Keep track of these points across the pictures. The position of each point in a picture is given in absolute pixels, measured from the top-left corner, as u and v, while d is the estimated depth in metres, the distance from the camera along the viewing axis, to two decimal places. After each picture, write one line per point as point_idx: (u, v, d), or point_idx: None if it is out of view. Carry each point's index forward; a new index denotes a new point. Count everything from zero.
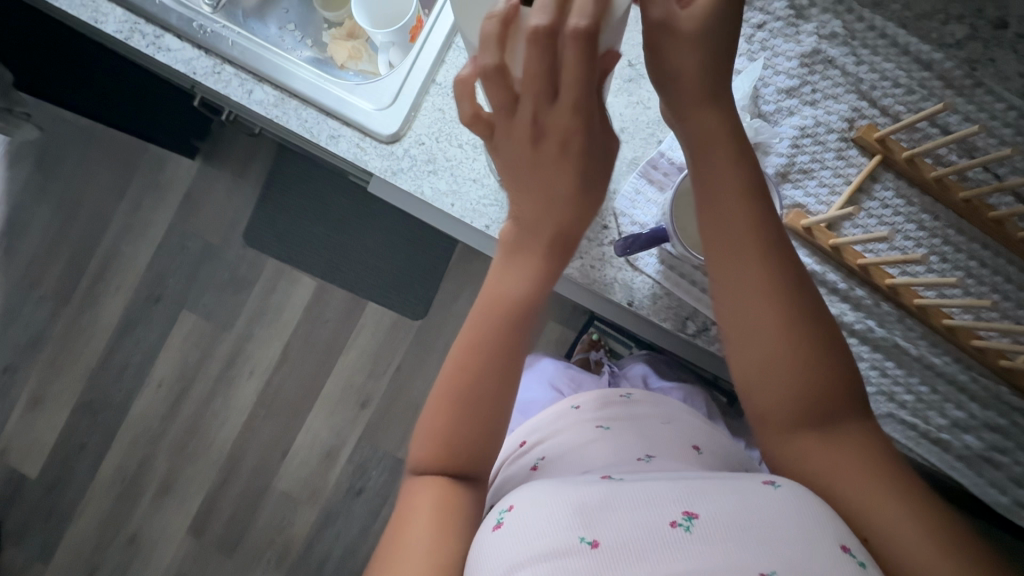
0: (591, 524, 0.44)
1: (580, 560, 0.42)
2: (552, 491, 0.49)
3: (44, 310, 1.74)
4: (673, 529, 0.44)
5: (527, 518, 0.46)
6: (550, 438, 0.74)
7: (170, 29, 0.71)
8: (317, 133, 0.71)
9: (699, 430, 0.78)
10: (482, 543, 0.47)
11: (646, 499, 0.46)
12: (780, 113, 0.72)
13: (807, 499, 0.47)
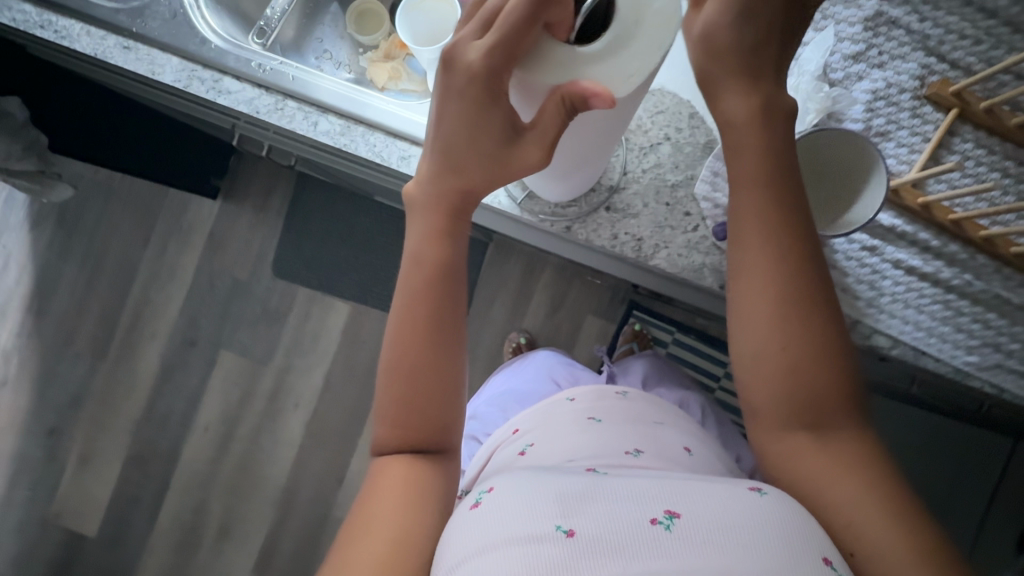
0: (570, 514, 0.42)
1: (550, 547, 0.40)
2: (529, 479, 0.47)
3: (83, 368, 1.74)
4: (652, 526, 0.41)
5: (501, 499, 0.45)
6: (542, 428, 0.73)
7: (229, 72, 0.64)
8: (388, 156, 0.63)
9: (693, 436, 0.75)
10: (457, 522, 0.46)
11: (631, 494, 0.44)
12: (849, 79, 0.59)
13: (794, 509, 0.43)
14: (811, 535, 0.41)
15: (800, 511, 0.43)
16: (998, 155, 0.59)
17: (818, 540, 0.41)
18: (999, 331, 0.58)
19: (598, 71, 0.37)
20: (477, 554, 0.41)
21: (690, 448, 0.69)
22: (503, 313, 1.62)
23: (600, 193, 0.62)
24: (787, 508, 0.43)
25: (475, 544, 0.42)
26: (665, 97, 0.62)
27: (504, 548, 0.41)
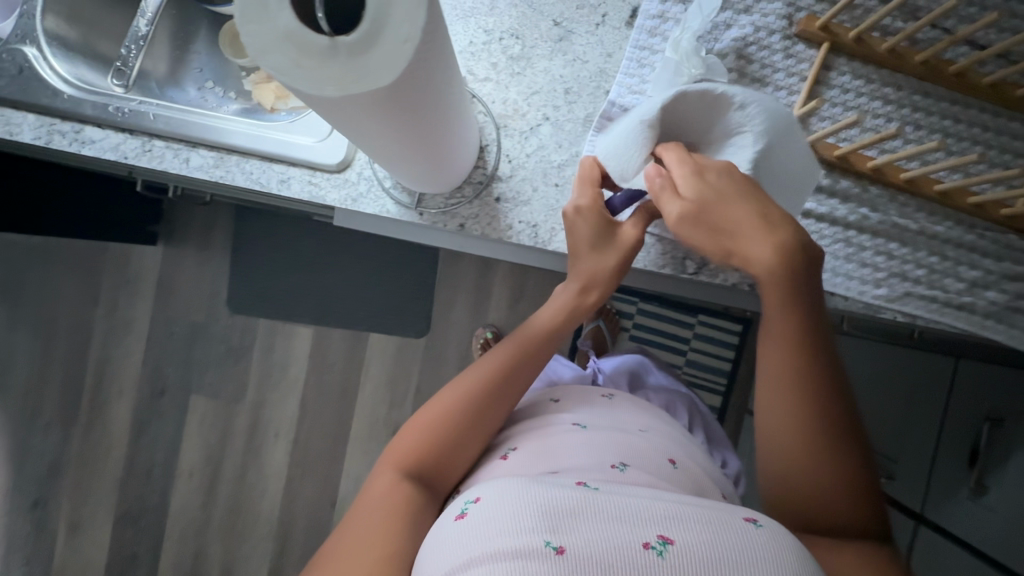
0: (556, 529, 0.40)
1: (538, 563, 0.38)
2: (523, 485, 0.44)
3: (54, 436, 1.70)
4: (645, 550, 0.40)
5: (486, 522, 0.42)
6: (524, 427, 0.64)
7: (89, 121, 0.62)
8: (267, 181, 0.61)
9: (677, 444, 0.66)
10: (443, 531, 0.44)
11: (624, 514, 0.42)
12: (717, 29, 0.57)
13: (785, 541, 0.42)
14: (799, 571, 0.39)
15: (795, 547, 0.42)
16: (877, 83, 0.57)
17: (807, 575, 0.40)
18: (903, 259, 0.58)
19: (389, 40, 0.28)
20: (464, 566, 0.40)
21: (674, 461, 0.60)
22: (465, 311, 1.60)
23: (486, 182, 0.60)
24: (779, 539, 0.42)
25: (457, 560, 0.41)
26: (539, 76, 0.60)
27: (487, 565, 0.39)
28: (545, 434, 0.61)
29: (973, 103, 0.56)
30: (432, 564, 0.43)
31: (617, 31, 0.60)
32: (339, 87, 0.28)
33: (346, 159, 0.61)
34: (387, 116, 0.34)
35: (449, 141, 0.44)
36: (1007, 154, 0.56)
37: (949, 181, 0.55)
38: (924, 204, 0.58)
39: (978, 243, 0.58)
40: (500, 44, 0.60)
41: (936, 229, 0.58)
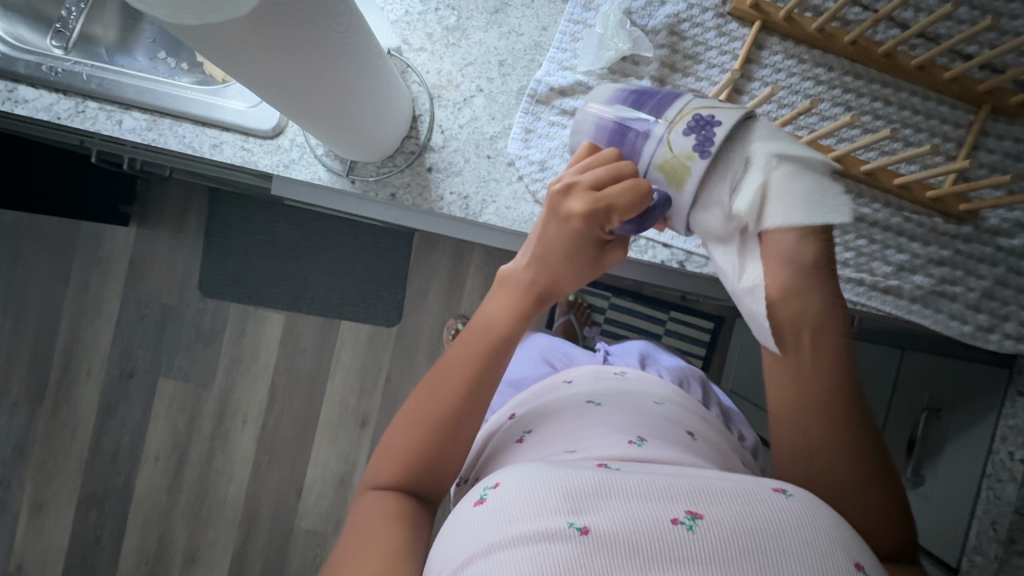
0: (580, 510, 0.36)
1: (562, 545, 0.34)
2: (544, 467, 0.41)
3: (21, 416, 1.69)
4: (673, 526, 0.36)
5: (506, 507, 0.38)
6: (542, 411, 0.61)
7: (23, 80, 0.61)
8: (200, 145, 0.61)
9: (695, 417, 0.63)
10: (461, 519, 0.40)
11: (649, 491, 0.38)
12: (651, 5, 0.57)
13: (822, 514, 0.39)
14: (839, 540, 0.37)
15: (829, 518, 0.39)
16: (808, 64, 0.57)
17: (848, 543, 0.37)
18: (832, 241, 0.57)
19: None
20: (484, 552, 0.36)
21: (692, 433, 0.58)
22: (438, 302, 1.59)
23: (418, 153, 0.59)
24: (816, 513, 0.38)
25: (473, 546, 0.37)
26: (473, 48, 0.60)
27: (506, 551, 0.35)
28: (561, 418, 0.58)
29: (902, 85, 0.56)
30: (447, 553, 0.39)
31: (552, 5, 0.60)
32: (197, 16, 0.29)
33: (279, 125, 0.60)
34: (276, 61, 0.35)
35: (360, 98, 0.46)
36: (934, 137, 0.56)
37: (876, 162, 0.55)
38: (853, 185, 0.58)
39: (906, 225, 0.57)
40: (436, 14, 0.60)
41: (863, 211, 0.57)
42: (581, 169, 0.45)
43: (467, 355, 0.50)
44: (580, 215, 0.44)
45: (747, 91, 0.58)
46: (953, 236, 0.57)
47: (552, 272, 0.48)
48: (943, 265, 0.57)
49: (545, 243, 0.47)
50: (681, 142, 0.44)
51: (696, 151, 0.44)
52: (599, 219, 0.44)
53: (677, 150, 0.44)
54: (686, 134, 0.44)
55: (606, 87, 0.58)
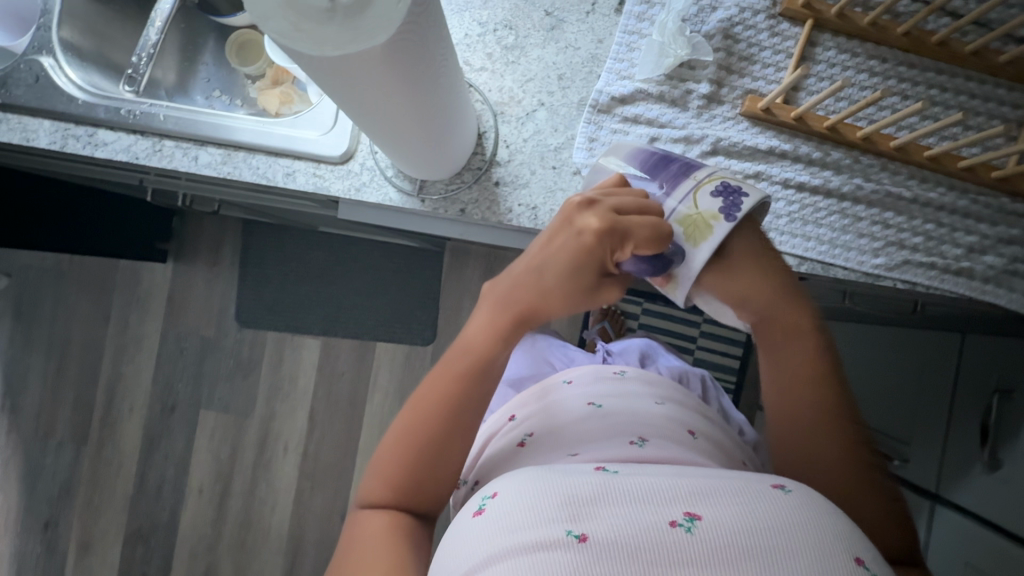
0: (578, 516, 0.35)
1: (560, 555, 0.33)
2: (538, 475, 0.39)
3: (66, 456, 1.70)
4: (672, 529, 0.35)
5: (500, 518, 0.37)
6: (540, 413, 0.61)
7: (102, 123, 0.64)
8: (273, 175, 0.63)
9: (694, 413, 0.62)
10: (460, 530, 0.40)
11: (649, 492, 0.37)
12: (703, 11, 0.59)
13: (821, 506, 0.37)
14: (844, 535, 0.35)
15: (830, 511, 0.37)
16: (862, 57, 0.59)
17: (854, 538, 0.35)
18: (900, 227, 0.58)
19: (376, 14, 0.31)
20: (481, 567, 0.35)
21: (694, 431, 0.58)
22: (472, 317, 1.60)
23: (485, 169, 0.61)
24: (819, 508, 0.37)
25: (472, 559, 0.36)
26: (533, 64, 0.62)
27: (504, 564, 0.34)
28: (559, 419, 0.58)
29: (958, 71, 0.58)
30: (450, 566, 0.38)
31: (607, 18, 0.62)
32: (337, 47, 0.31)
33: (348, 151, 0.62)
34: (383, 84, 0.36)
35: (442, 118, 0.47)
36: (994, 120, 0.58)
37: (941, 147, 0.56)
38: (915, 171, 0.59)
39: (972, 207, 0.58)
40: (494, 35, 0.62)
41: (929, 196, 0.58)
42: (607, 192, 0.47)
43: (438, 381, 0.50)
44: (594, 231, 0.45)
45: (804, 87, 0.59)
46: (1020, 214, 0.58)
47: (543, 286, 0.47)
48: (1014, 243, 0.58)
49: (548, 256, 0.47)
50: (706, 203, 0.45)
51: (723, 214, 0.45)
52: (612, 238, 0.45)
53: (702, 209, 0.46)
54: (715, 197, 0.45)
55: (666, 93, 0.59)
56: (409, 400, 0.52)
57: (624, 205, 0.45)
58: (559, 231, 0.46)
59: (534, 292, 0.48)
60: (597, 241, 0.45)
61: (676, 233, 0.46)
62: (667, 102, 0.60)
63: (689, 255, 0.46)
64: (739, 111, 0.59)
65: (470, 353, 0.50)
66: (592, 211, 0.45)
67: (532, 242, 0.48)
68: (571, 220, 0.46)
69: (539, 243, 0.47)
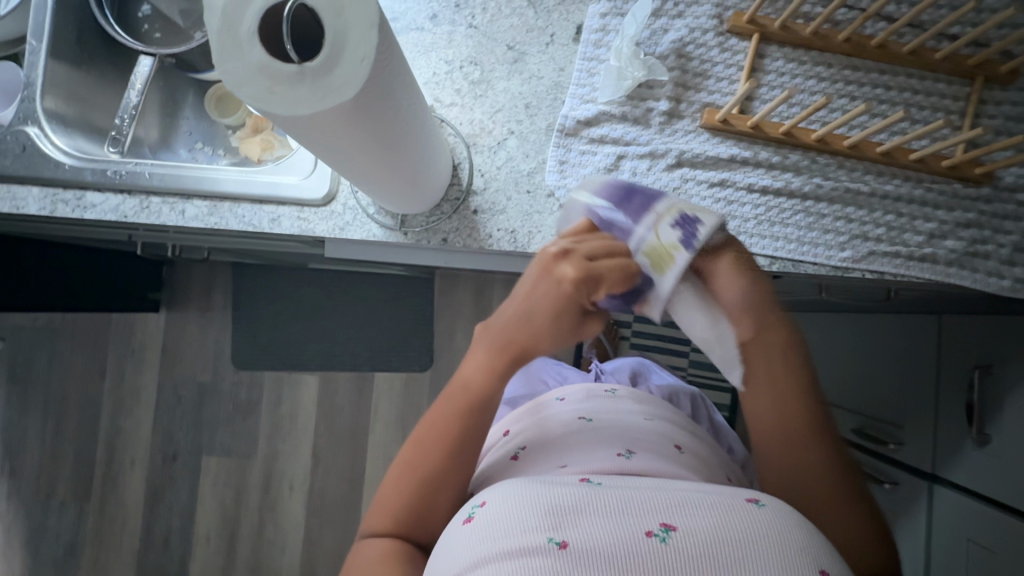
0: (560, 524, 0.39)
1: (543, 560, 0.37)
2: (526, 485, 0.43)
3: (69, 516, 1.68)
4: (648, 539, 0.38)
5: (488, 525, 0.40)
6: (533, 428, 0.63)
7: (90, 186, 0.66)
8: (259, 222, 0.65)
9: (683, 430, 0.65)
10: (450, 538, 0.43)
11: (627, 506, 0.41)
12: (655, 34, 0.63)
13: (790, 520, 0.41)
14: (806, 545, 0.39)
15: (798, 525, 0.41)
16: (808, 64, 0.62)
17: (818, 551, 0.39)
18: (862, 220, 0.60)
19: (341, 73, 0.33)
20: (469, 567, 0.39)
21: (680, 446, 0.60)
22: (467, 340, 1.61)
23: (463, 198, 0.64)
24: (784, 520, 0.41)
25: (461, 563, 0.39)
26: (500, 96, 0.65)
27: (491, 567, 0.37)
28: (551, 433, 0.60)
29: (899, 70, 0.61)
30: (440, 569, 0.41)
31: (566, 47, 0.65)
32: (309, 106, 0.33)
33: (330, 193, 0.65)
34: (355, 134, 0.39)
35: (418, 159, 0.50)
36: (938, 112, 0.61)
37: (891, 142, 0.59)
38: (870, 166, 0.62)
39: (928, 196, 0.61)
40: (461, 71, 0.65)
41: (886, 188, 0.61)
42: (578, 240, 0.50)
43: (442, 417, 0.54)
44: (572, 280, 0.48)
45: (757, 97, 0.62)
46: (974, 198, 0.61)
47: (530, 328, 0.50)
48: (971, 225, 0.60)
49: (533, 302, 0.50)
50: (668, 234, 0.48)
51: (681, 244, 0.48)
52: (587, 287, 0.49)
53: (664, 240, 0.48)
54: (674, 228, 0.48)
55: (628, 112, 0.63)
56: (415, 432, 0.56)
57: (598, 253, 0.49)
58: (541, 279, 0.49)
59: (526, 333, 0.51)
60: (577, 290, 0.48)
61: (643, 264, 0.48)
62: (630, 121, 0.63)
63: (659, 282, 0.48)
64: (698, 123, 0.62)
65: (471, 387, 0.54)
66: (571, 260, 0.49)
67: (517, 287, 0.51)
68: (550, 268, 0.49)
69: (522, 289, 0.51)
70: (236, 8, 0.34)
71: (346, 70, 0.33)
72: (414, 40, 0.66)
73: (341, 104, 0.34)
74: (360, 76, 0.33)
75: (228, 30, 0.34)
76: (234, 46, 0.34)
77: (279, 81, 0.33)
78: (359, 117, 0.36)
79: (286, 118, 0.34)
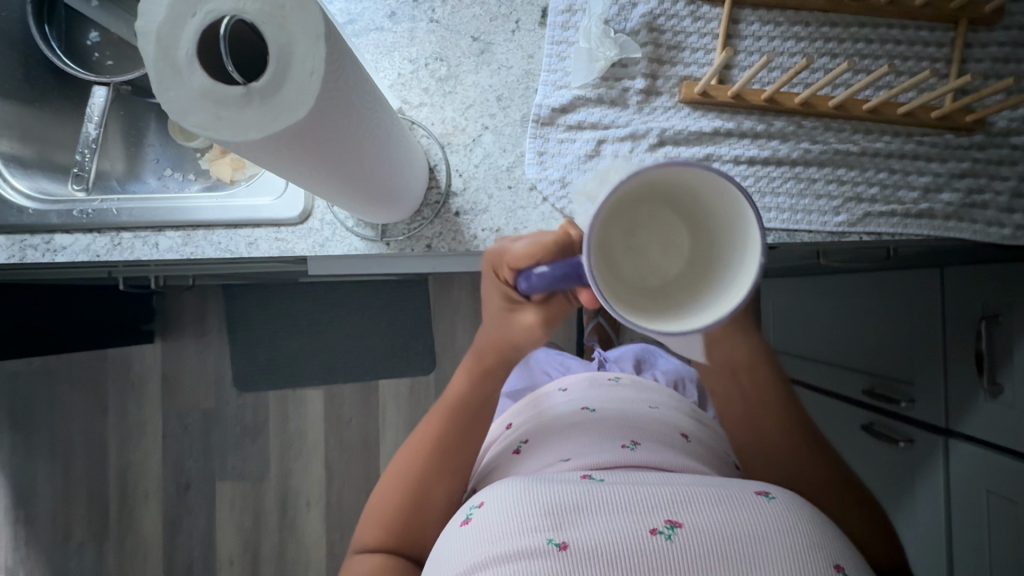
0: (560, 526, 0.40)
1: (545, 561, 0.38)
2: (528, 484, 0.45)
3: (90, 555, 1.67)
4: (652, 536, 0.40)
5: (487, 524, 0.42)
6: (535, 419, 0.62)
7: (57, 228, 0.64)
8: (236, 247, 0.63)
9: (689, 418, 0.65)
10: (451, 538, 0.45)
11: (628, 503, 0.42)
12: (624, 9, 0.60)
13: (796, 515, 0.42)
14: (813, 539, 0.41)
15: (805, 518, 0.42)
16: (785, 25, 0.59)
17: (824, 546, 0.40)
18: (855, 181, 0.58)
19: (289, 92, 0.31)
20: (475, 566, 0.40)
21: (687, 434, 0.60)
22: (467, 338, 1.59)
23: (442, 200, 0.61)
24: (786, 513, 0.42)
25: (462, 563, 0.41)
26: (469, 91, 0.62)
27: (491, 569, 0.39)
28: (553, 422, 0.59)
29: (878, 22, 0.59)
30: (442, 569, 0.43)
31: (533, 32, 0.62)
32: (261, 129, 0.31)
33: (305, 210, 0.62)
34: (319, 154, 0.36)
35: (390, 174, 0.49)
36: (923, 62, 0.59)
37: (877, 98, 0.57)
38: (858, 125, 0.59)
39: (920, 149, 0.59)
40: (427, 69, 0.63)
41: (877, 146, 0.59)
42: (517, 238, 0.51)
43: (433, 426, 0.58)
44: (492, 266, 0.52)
45: (735, 64, 0.60)
46: (967, 146, 0.59)
47: (496, 340, 0.57)
48: (967, 174, 0.58)
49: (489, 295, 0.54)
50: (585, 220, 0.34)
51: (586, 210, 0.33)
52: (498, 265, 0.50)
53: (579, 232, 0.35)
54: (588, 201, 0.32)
55: (603, 95, 0.60)
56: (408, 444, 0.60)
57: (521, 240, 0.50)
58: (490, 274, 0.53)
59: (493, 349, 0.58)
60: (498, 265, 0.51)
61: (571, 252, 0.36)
62: (607, 103, 0.60)
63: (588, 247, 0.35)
64: (678, 98, 0.60)
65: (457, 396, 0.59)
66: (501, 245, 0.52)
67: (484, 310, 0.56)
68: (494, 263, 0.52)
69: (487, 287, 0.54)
70: (170, 31, 0.31)
71: (298, 88, 0.31)
72: (374, 41, 0.63)
73: (294, 124, 0.32)
74: (313, 92, 0.31)
75: (165, 57, 0.32)
76: (173, 72, 0.32)
77: (227, 106, 0.31)
78: (320, 135, 0.34)
79: (241, 145, 0.32)
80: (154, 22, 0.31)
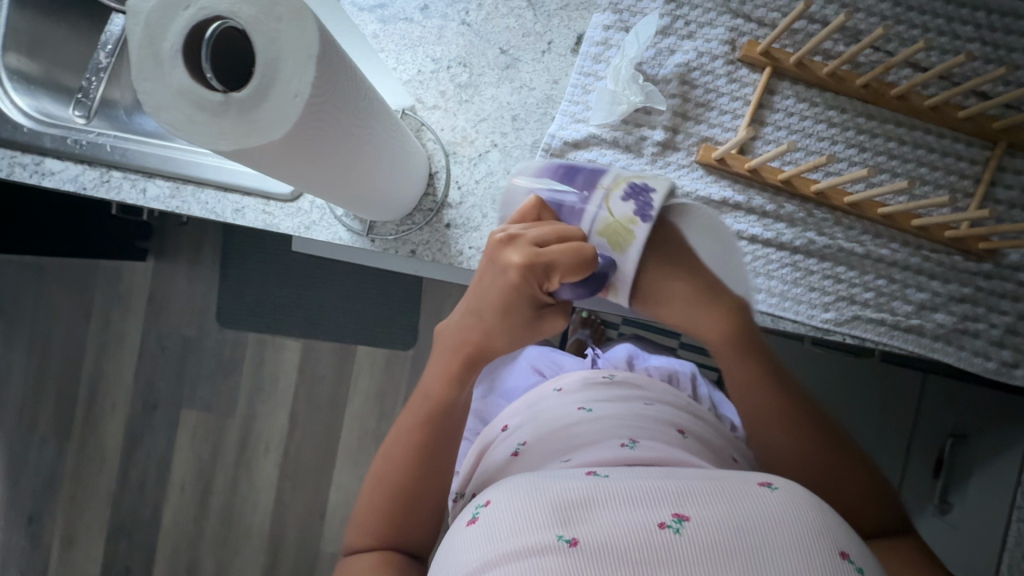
0: (568, 520, 0.35)
1: (552, 562, 0.33)
2: (529, 480, 0.40)
3: (50, 450, 1.71)
4: (661, 530, 0.35)
5: (492, 526, 0.37)
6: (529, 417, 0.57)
7: (49, 153, 0.63)
8: (222, 211, 0.62)
9: (684, 413, 0.58)
10: (455, 539, 0.39)
11: (635, 498, 0.37)
12: (660, 55, 0.58)
13: (810, 498, 0.38)
14: (826, 523, 0.36)
15: (817, 505, 0.37)
16: (821, 106, 0.57)
17: (831, 531, 0.35)
18: (851, 282, 0.57)
19: (270, 105, 0.30)
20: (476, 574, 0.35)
21: (683, 431, 0.54)
22: None
23: (436, 209, 0.60)
24: (803, 499, 0.37)
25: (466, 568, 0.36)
26: (486, 103, 0.61)
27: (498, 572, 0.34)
28: (549, 418, 0.55)
29: (917, 124, 0.56)
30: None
31: (563, 58, 0.60)
32: (234, 140, 0.30)
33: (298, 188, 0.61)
34: (298, 167, 0.35)
35: (393, 163, 0.46)
36: (952, 176, 0.56)
37: (895, 205, 0.55)
38: (869, 226, 0.58)
39: (924, 264, 0.57)
40: (448, 72, 0.61)
41: (882, 252, 0.57)
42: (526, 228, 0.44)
43: (408, 422, 0.52)
44: (517, 268, 0.42)
45: (760, 137, 0.58)
46: (973, 271, 0.57)
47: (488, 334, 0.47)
48: (966, 299, 0.56)
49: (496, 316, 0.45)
50: (620, 208, 0.45)
51: (637, 216, 0.44)
52: (538, 274, 0.42)
53: (617, 216, 0.45)
54: (626, 200, 0.45)
55: (620, 139, 0.58)
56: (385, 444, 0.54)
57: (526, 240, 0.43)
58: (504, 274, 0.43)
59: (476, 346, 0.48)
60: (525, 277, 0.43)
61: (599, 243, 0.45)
62: (621, 147, 0.58)
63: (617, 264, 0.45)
64: (694, 158, 0.58)
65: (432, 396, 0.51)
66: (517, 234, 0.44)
67: (484, 307, 0.45)
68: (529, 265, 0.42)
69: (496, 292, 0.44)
70: (160, 20, 0.30)
71: (281, 103, 0.30)
72: (401, 32, 0.61)
73: (270, 136, 0.30)
74: (298, 107, 0.30)
75: (149, 44, 0.30)
76: (155, 63, 0.30)
77: (210, 109, 0.30)
78: (303, 147, 0.33)
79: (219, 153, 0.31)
80: (146, 6, 0.30)
